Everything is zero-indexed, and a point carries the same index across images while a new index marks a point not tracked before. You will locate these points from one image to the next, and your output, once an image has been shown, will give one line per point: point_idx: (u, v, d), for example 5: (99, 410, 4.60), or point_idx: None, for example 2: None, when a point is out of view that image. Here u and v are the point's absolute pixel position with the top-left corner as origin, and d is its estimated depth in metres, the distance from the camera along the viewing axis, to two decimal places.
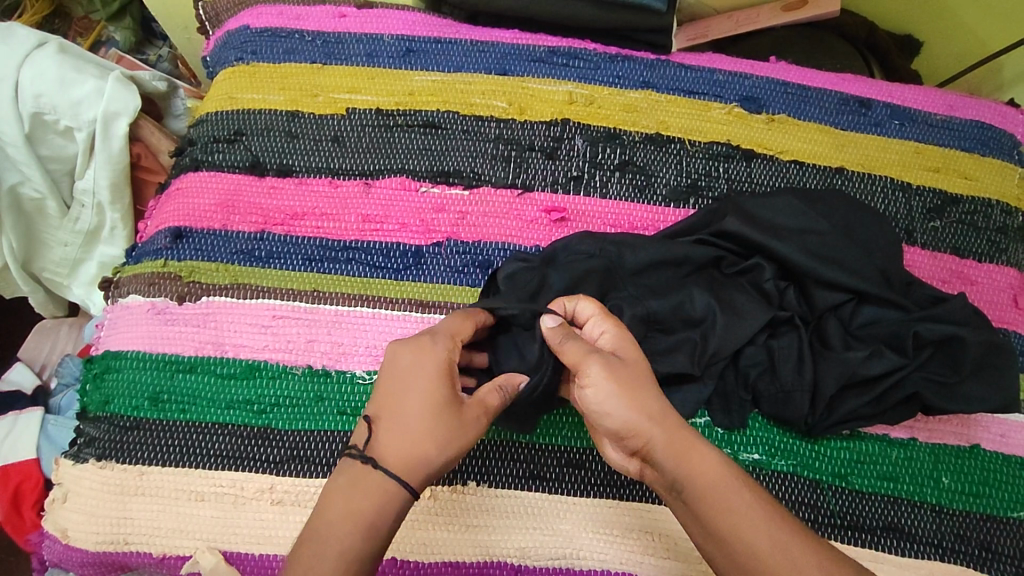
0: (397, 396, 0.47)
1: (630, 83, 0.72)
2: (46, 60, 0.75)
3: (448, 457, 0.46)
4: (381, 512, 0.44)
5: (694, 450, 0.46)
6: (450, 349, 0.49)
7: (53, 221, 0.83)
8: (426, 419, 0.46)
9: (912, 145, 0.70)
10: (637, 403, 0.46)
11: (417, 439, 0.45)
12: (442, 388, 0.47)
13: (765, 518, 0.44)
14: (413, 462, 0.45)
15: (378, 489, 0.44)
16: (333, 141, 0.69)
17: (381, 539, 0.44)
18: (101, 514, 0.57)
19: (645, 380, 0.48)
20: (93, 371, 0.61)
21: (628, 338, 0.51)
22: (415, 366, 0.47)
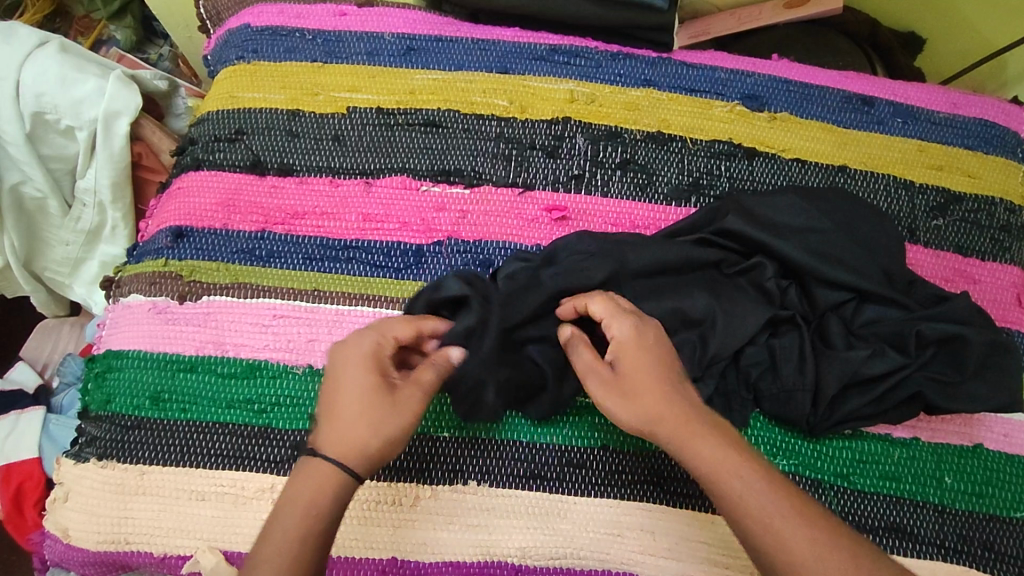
0: (330, 391, 0.49)
1: (632, 81, 0.72)
2: (47, 59, 0.75)
3: (387, 439, 0.47)
4: (321, 498, 0.45)
5: (699, 440, 0.46)
6: (378, 343, 0.50)
7: (54, 220, 0.83)
8: (359, 407, 0.47)
9: (915, 142, 0.70)
10: (640, 408, 0.48)
11: (349, 426, 0.47)
12: (370, 376, 0.49)
13: (770, 506, 0.43)
14: (349, 448, 0.46)
15: (319, 475, 0.46)
16: (333, 140, 0.69)
17: (326, 523, 0.45)
18: (102, 514, 0.57)
19: (653, 378, 0.49)
20: (94, 370, 0.61)
21: (642, 332, 0.51)
22: (345, 364, 0.49)
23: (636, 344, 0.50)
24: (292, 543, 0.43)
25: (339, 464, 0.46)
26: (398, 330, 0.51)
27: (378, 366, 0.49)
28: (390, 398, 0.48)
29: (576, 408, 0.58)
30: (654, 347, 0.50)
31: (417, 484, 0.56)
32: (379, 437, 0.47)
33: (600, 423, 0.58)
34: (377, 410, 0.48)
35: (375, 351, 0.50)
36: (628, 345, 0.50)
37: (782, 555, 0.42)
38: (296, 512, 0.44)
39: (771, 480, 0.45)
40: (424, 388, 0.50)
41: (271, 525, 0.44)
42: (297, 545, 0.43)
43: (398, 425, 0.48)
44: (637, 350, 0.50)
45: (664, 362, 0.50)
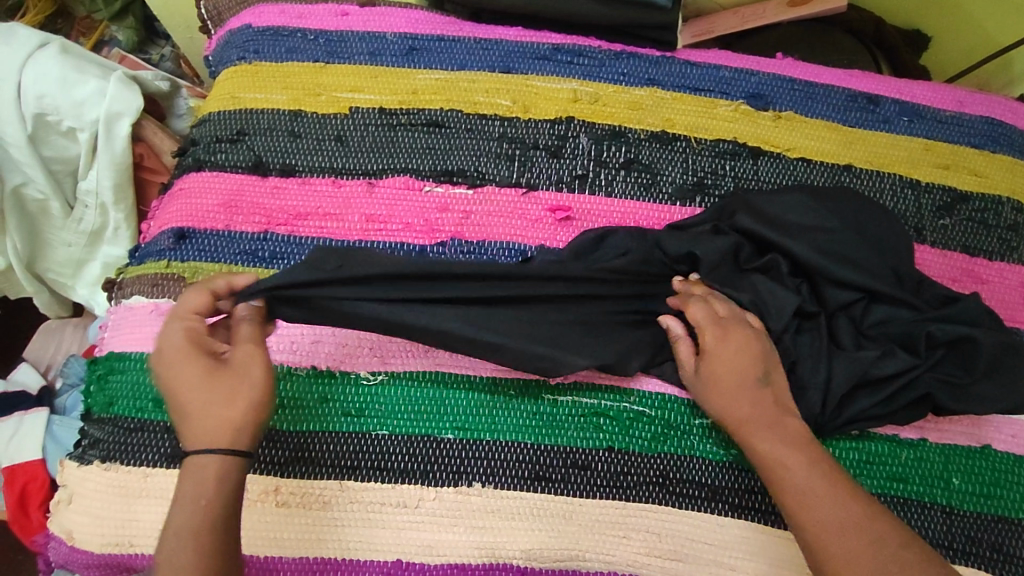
0: (171, 389, 0.50)
1: (636, 81, 0.71)
2: (48, 60, 0.75)
3: (244, 405, 0.49)
4: (204, 486, 0.47)
5: (761, 432, 0.52)
6: (188, 328, 0.52)
7: (57, 222, 0.83)
8: (201, 392, 0.49)
9: (921, 141, 0.70)
10: (724, 410, 0.53)
11: (203, 418, 0.48)
12: (195, 363, 0.50)
13: (816, 489, 0.48)
14: (211, 431, 0.48)
15: (200, 466, 0.47)
16: (336, 141, 0.68)
17: (227, 507, 0.47)
18: (106, 516, 0.57)
19: (739, 382, 0.53)
20: (97, 372, 0.61)
21: (730, 342, 0.54)
22: (171, 359, 0.50)
23: (727, 352, 0.54)
24: (198, 535, 0.45)
25: (213, 450, 0.48)
26: (193, 306, 0.52)
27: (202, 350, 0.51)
28: (226, 370, 0.50)
29: (581, 409, 0.58)
30: (745, 353, 0.54)
31: (421, 486, 0.56)
32: (240, 408, 0.49)
33: (606, 425, 0.58)
34: (223, 387, 0.49)
35: (192, 333, 0.51)
36: (720, 351, 0.54)
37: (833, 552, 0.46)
38: (191, 508, 0.46)
39: (822, 467, 0.49)
40: (255, 343, 0.52)
41: (170, 530, 0.46)
42: (202, 535, 0.46)
43: (249, 387, 0.50)
44: (728, 356, 0.54)
45: (754, 365, 0.54)
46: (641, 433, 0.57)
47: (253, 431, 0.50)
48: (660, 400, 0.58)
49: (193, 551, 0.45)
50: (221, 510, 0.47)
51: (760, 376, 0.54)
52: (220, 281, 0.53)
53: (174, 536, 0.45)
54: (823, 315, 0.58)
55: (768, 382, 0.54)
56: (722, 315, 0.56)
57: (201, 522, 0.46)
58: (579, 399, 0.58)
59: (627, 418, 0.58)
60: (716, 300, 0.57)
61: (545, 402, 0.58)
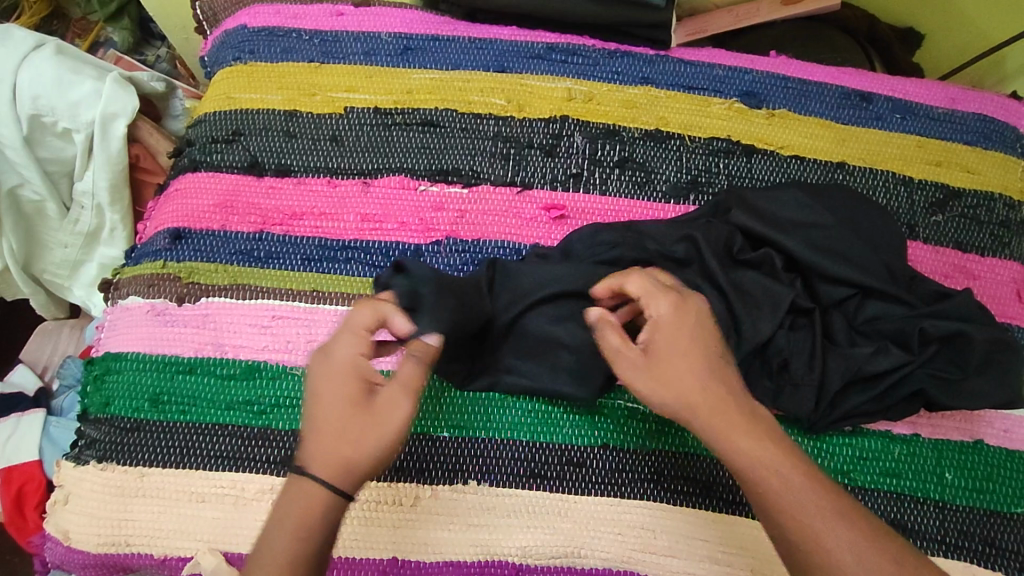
0: (315, 401, 0.48)
1: (630, 79, 0.72)
2: (43, 61, 0.75)
3: (372, 451, 0.46)
4: (311, 514, 0.45)
5: (735, 423, 0.46)
6: (357, 346, 0.49)
7: (53, 223, 0.83)
8: (342, 418, 0.47)
9: (914, 138, 0.70)
10: (677, 391, 0.48)
11: (336, 445, 0.46)
12: (348, 389, 0.48)
13: (805, 495, 0.44)
14: (333, 464, 0.46)
15: (308, 497, 0.45)
16: (331, 141, 0.69)
17: (319, 545, 0.45)
18: (102, 516, 0.57)
19: (693, 360, 0.48)
20: (93, 373, 0.61)
21: (686, 315, 0.50)
22: (330, 373, 0.49)
23: (677, 325, 0.49)
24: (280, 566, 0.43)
25: (323, 484, 0.45)
26: (364, 323, 0.50)
27: (360, 375, 0.49)
28: (371, 405, 0.47)
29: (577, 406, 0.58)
30: (695, 329, 0.50)
31: (417, 484, 0.56)
32: (363, 450, 0.46)
33: (601, 421, 0.58)
34: (361, 421, 0.47)
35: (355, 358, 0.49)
36: (667, 326, 0.49)
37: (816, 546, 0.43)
38: (286, 534, 0.44)
39: (798, 460, 0.46)
40: (407, 386, 0.48)
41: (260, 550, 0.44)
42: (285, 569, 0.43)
43: (383, 432, 0.47)
44: (677, 331, 0.49)
45: (705, 343, 0.49)
46: (636, 430, 0.58)
47: (365, 476, 0.47)
48: None
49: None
50: (310, 546, 0.44)
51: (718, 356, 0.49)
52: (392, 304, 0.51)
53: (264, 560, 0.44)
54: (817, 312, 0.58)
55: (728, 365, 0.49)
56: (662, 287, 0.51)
57: (291, 552, 0.44)
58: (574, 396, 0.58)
59: (621, 416, 0.58)
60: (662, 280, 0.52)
61: (540, 400, 0.58)
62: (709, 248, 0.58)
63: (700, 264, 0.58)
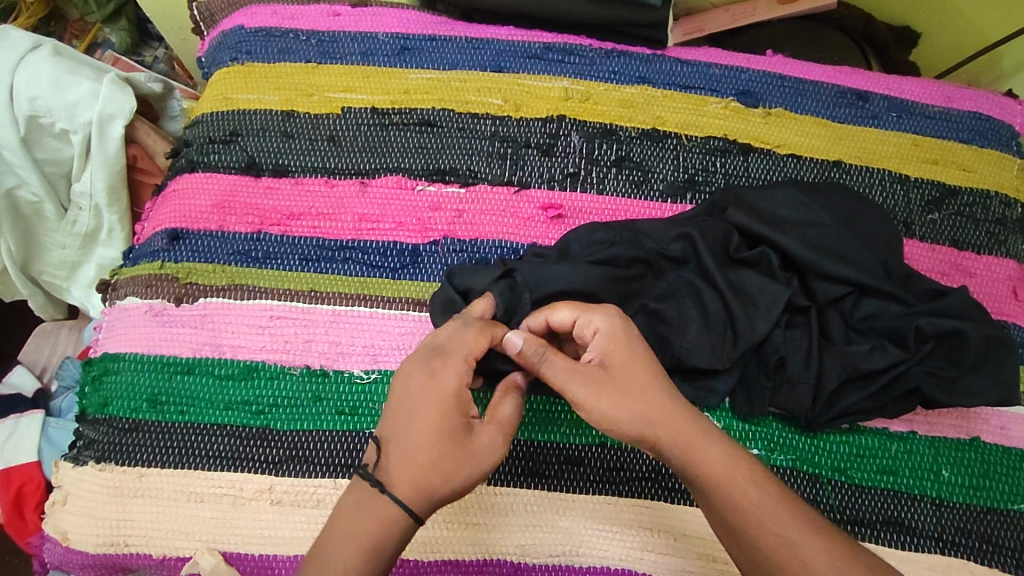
0: (409, 418, 0.48)
1: (626, 79, 0.72)
2: (40, 62, 0.75)
3: (458, 485, 0.47)
4: (383, 536, 0.45)
5: (707, 448, 0.47)
6: (463, 374, 0.49)
7: (51, 224, 0.83)
8: (437, 446, 0.47)
9: (910, 137, 0.70)
10: (634, 411, 0.48)
11: (425, 470, 0.46)
12: (446, 417, 0.48)
13: (778, 513, 0.45)
14: (419, 490, 0.46)
15: (388, 519, 0.46)
16: (329, 141, 0.69)
17: (383, 566, 0.45)
18: (101, 516, 0.57)
19: (643, 387, 0.49)
20: (91, 373, 0.61)
21: (626, 330, 0.51)
22: (430, 395, 0.48)
23: (617, 350, 0.50)
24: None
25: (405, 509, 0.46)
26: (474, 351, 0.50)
27: (460, 403, 0.49)
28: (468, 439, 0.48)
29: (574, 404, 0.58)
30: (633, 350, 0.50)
31: None
32: (451, 483, 0.47)
33: None
34: (456, 452, 0.47)
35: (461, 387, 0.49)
36: (608, 349, 0.50)
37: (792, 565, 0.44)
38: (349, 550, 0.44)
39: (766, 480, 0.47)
40: (502, 427, 0.50)
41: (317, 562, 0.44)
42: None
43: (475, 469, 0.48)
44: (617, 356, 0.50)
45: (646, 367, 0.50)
46: None
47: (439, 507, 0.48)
48: None
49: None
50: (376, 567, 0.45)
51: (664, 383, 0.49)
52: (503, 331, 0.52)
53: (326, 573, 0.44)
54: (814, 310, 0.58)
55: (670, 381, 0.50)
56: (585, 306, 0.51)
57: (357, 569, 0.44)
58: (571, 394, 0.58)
59: None
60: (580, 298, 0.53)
61: (537, 400, 0.58)
62: (705, 247, 0.58)
63: (697, 263, 0.59)
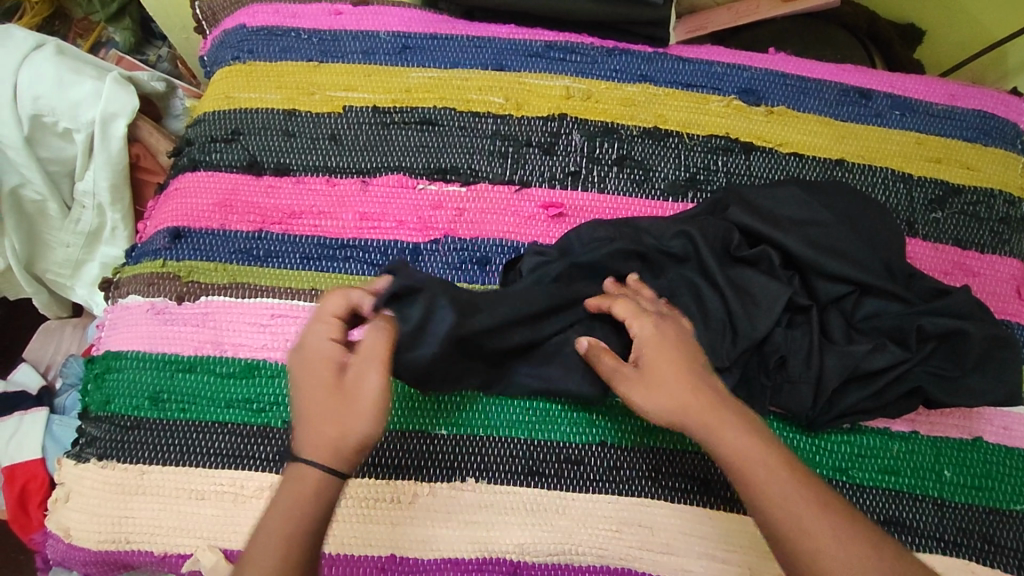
0: (297, 391, 0.50)
1: (628, 77, 0.72)
2: (44, 61, 0.75)
3: (354, 428, 0.48)
4: (301, 497, 0.46)
5: (726, 427, 0.49)
6: (326, 334, 0.51)
7: (55, 223, 0.83)
8: (321, 403, 0.48)
9: (913, 135, 0.70)
10: (672, 398, 0.50)
11: (320, 429, 0.48)
12: (321, 373, 0.49)
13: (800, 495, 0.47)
14: (320, 446, 0.47)
15: (306, 485, 0.47)
16: (330, 140, 0.69)
17: (309, 524, 0.46)
18: (103, 514, 0.57)
19: (681, 371, 0.51)
20: (94, 371, 0.62)
21: (670, 330, 0.53)
22: (304, 362, 0.50)
23: (661, 340, 0.52)
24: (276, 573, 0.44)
25: (320, 468, 0.47)
26: (331, 309, 0.51)
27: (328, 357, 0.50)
28: (347, 382, 0.49)
29: (575, 404, 0.58)
30: (681, 342, 0.53)
31: (415, 482, 0.56)
32: (347, 429, 0.48)
33: (599, 419, 0.58)
34: (339, 401, 0.48)
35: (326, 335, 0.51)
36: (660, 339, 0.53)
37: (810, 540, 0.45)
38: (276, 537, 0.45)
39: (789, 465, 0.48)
40: (371, 359, 0.49)
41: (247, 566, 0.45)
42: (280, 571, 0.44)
43: (360, 408, 0.48)
44: (664, 345, 0.52)
45: (689, 356, 0.52)
46: (633, 428, 0.58)
47: (357, 453, 0.48)
48: None
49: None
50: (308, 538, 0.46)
51: (702, 367, 0.52)
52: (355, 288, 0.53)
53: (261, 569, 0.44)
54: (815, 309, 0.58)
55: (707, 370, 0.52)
56: (647, 308, 0.55)
57: (286, 551, 0.45)
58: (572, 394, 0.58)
59: (618, 413, 0.58)
60: (645, 299, 0.56)
61: (538, 398, 0.58)
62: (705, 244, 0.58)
63: (698, 261, 0.59)
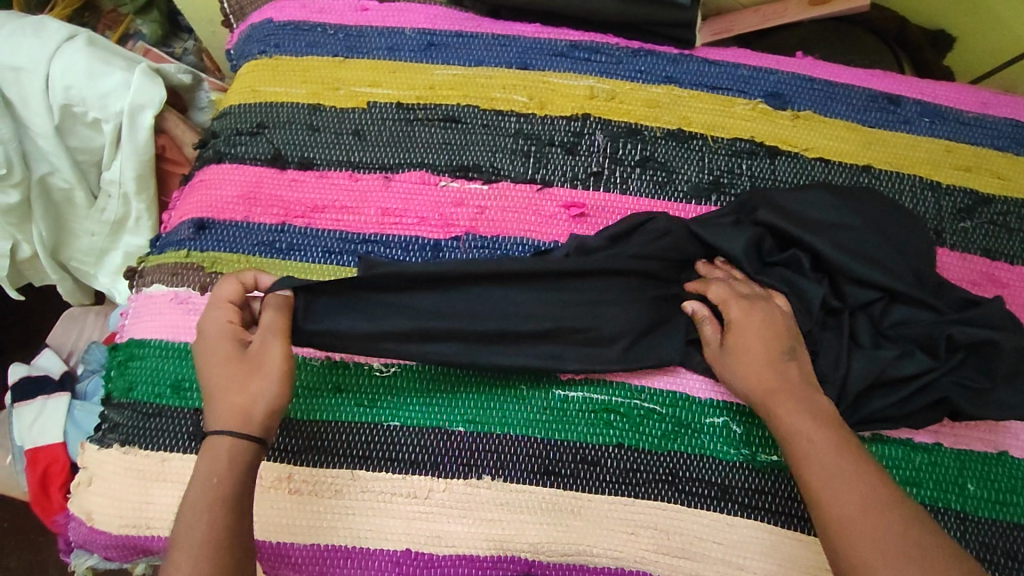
0: (204, 373, 0.55)
1: (652, 78, 0.71)
2: (75, 51, 0.76)
3: (265, 395, 0.53)
4: (220, 463, 0.51)
5: (792, 406, 0.52)
6: (221, 315, 0.56)
7: (81, 211, 0.85)
8: (226, 376, 0.54)
9: (943, 143, 0.69)
10: (741, 372, 0.55)
11: (231, 400, 0.53)
12: (224, 350, 0.55)
13: (837, 464, 0.49)
14: (234, 414, 0.52)
15: (228, 454, 0.51)
16: (354, 135, 0.69)
17: (230, 486, 0.50)
18: (124, 498, 0.58)
19: (765, 353, 0.54)
20: (117, 358, 0.63)
21: (765, 317, 0.56)
22: (205, 342, 0.56)
23: (752, 323, 0.55)
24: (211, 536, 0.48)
25: (239, 436, 0.52)
26: (224, 295, 0.57)
27: (227, 335, 0.55)
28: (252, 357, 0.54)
29: (594, 406, 0.58)
30: (773, 326, 0.55)
31: (432, 477, 0.56)
32: (256, 396, 0.53)
33: (618, 421, 0.58)
34: (242, 372, 0.53)
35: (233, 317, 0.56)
36: (748, 321, 0.56)
37: (836, 503, 0.47)
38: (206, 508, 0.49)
39: (843, 440, 0.50)
40: (271, 332, 0.54)
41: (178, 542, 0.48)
42: (213, 534, 0.48)
43: (264, 375, 0.53)
44: (754, 327, 0.55)
45: (778, 339, 0.55)
46: (652, 431, 0.57)
47: (270, 419, 0.53)
48: (670, 397, 0.58)
49: (206, 559, 0.47)
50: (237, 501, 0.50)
51: (785, 352, 0.55)
52: (254, 276, 0.58)
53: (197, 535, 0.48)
54: (844, 313, 0.58)
55: (791, 355, 0.55)
56: (745, 292, 0.57)
57: (214, 516, 0.49)
58: (592, 395, 0.58)
59: (637, 416, 0.58)
60: (739, 281, 0.59)
61: (556, 397, 0.58)
62: (739, 247, 0.59)
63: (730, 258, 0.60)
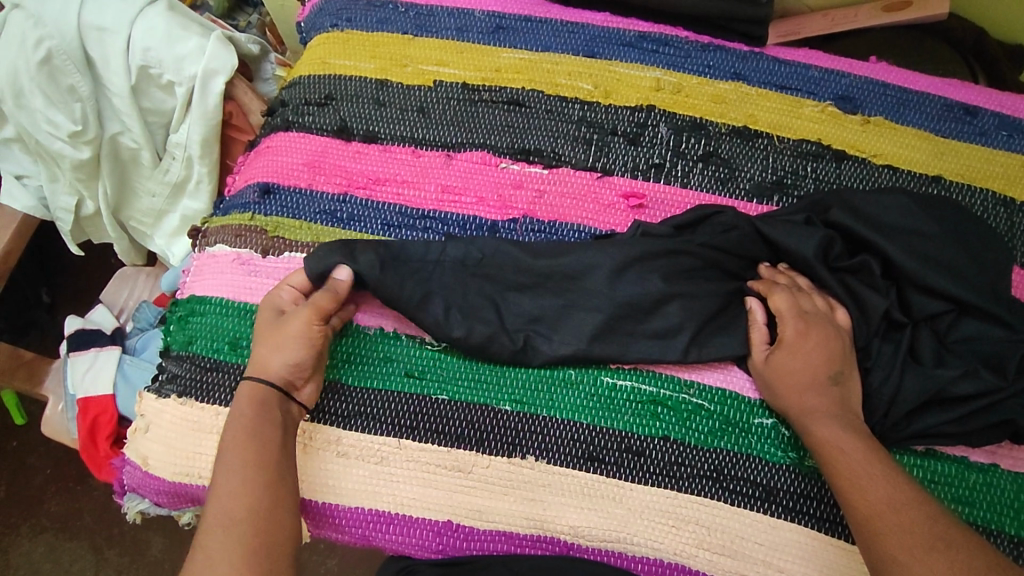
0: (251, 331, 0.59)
1: (720, 74, 0.71)
2: (156, 16, 0.78)
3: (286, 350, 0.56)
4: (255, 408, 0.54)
5: (826, 420, 0.52)
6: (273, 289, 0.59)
7: (145, 171, 0.87)
8: (265, 337, 0.57)
9: (1019, 158, 0.67)
10: (778, 386, 0.55)
11: (264, 352, 0.56)
12: (266, 316, 0.58)
13: (868, 472, 0.49)
14: (261, 367, 0.56)
15: (251, 394, 0.55)
16: (418, 112, 0.70)
17: (265, 425, 0.53)
18: (179, 448, 0.60)
19: (810, 375, 0.54)
20: (178, 313, 0.65)
21: (823, 341, 0.55)
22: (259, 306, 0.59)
23: (805, 345, 0.55)
24: (250, 461, 0.52)
25: (258, 381, 0.55)
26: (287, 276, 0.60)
27: (275, 303, 0.58)
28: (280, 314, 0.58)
29: (642, 397, 0.58)
30: (827, 350, 0.55)
31: (475, 453, 0.57)
32: (279, 353, 0.56)
33: (665, 415, 0.57)
34: (274, 334, 0.56)
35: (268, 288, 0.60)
36: (797, 341, 0.55)
37: (872, 508, 0.48)
38: (239, 432, 0.53)
39: (874, 451, 0.51)
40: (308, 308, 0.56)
41: (221, 470, 0.52)
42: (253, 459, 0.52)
43: (294, 339, 0.56)
44: (805, 350, 0.55)
45: (826, 364, 0.54)
46: (699, 426, 0.57)
47: (289, 370, 0.56)
48: (719, 394, 0.58)
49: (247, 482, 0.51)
50: (271, 433, 0.53)
51: (830, 375, 0.54)
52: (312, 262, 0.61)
53: (235, 461, 0.52)
54: (909, 326, 0.57)
55: (836, 380, 0.54)
56: (807, 309, 0.57)
57: (250, 442, 0.52)
58: (640, 386, 0.58)
59: (685, 410, 0.57)
60: (804, 292, 0.58)
61: (604, 385, 0.58)
62: (807, 248, 0.58)
63: (797, 256, 0.59)
